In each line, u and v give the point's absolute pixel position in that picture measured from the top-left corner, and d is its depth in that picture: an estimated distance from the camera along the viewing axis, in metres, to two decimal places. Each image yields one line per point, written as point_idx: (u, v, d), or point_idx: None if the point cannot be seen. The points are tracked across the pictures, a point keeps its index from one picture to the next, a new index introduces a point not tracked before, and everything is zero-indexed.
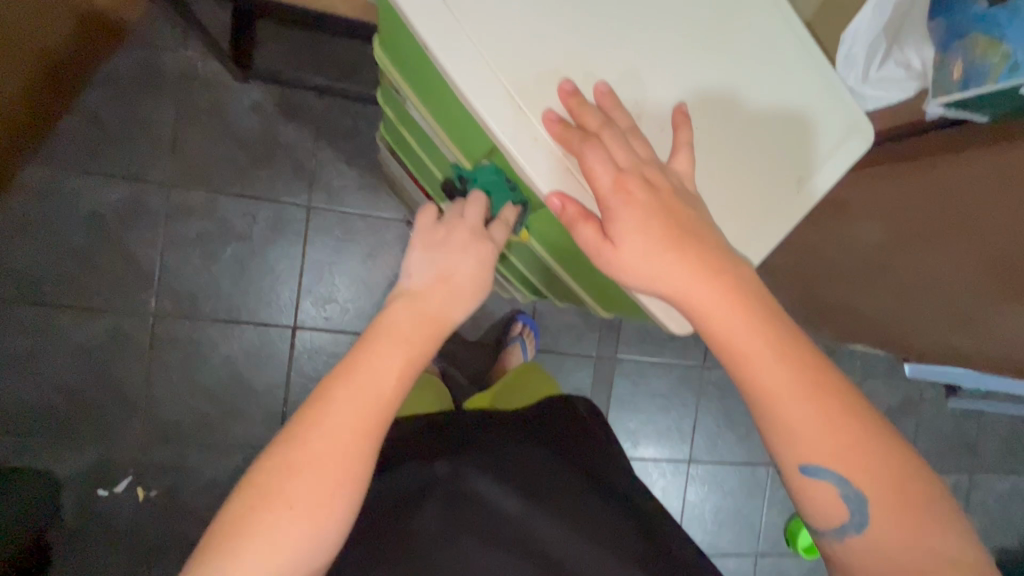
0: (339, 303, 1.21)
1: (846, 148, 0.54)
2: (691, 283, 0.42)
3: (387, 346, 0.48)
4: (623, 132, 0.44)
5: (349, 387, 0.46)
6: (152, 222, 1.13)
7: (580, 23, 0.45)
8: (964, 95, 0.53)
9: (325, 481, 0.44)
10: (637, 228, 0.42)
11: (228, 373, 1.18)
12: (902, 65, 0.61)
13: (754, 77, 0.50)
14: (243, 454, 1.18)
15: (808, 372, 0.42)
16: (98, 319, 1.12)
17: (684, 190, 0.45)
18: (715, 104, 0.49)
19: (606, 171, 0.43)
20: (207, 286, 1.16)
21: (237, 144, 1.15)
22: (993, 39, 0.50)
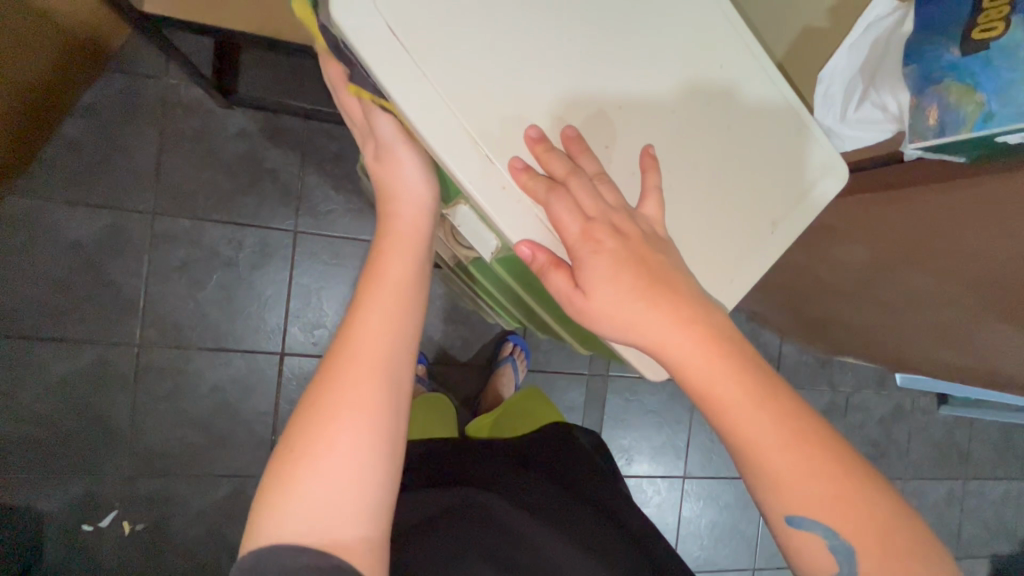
0: (327, 327, 1.20)
1: (820, 189, 0.54)
2: (667, 332, 0.42)
3: (400, 253, 0.52)
4: (590, 178, 0.44)
5: (375, 297, 0.49)
6: (136, 250, 1.12)
7: (545, 68, 0.44)
8: (939, 140, 0.53)
9: (359, 391, 0.45)
10: (606, 276, 0.43)
11: (215, 401, 1.16)
12: (878, 106, 0.61)
13: (722, 115, 0.50)
14: (232, 483, 1.16)
15: (791, 420, 0.42)
16: (81, 350, 1.10)
17: (655, 236, 0.45)
18: (681, 144, 0.49)
19: (574, 220, 0.43)
20: (192, 313, 1.14)
21: (222, 170, 1.14)
22: (967, 87, 0.50)
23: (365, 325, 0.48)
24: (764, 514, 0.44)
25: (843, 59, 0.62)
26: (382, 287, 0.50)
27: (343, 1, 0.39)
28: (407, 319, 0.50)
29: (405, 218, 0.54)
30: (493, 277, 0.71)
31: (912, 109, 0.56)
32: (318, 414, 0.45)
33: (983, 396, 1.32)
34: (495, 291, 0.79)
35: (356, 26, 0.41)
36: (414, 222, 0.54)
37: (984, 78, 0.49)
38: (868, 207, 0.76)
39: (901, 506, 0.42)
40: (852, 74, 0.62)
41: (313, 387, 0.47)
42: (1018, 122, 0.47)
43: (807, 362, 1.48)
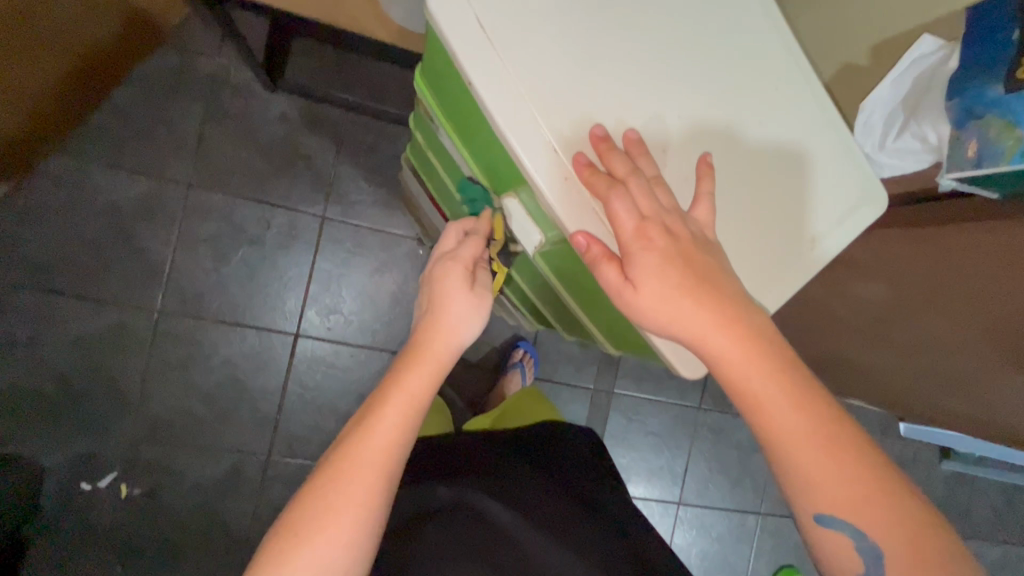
0: (343, 314, 1.22)
1: (859, 213, 0.56)
2: (706, 328, 0.43)
3: (427, 374, 0.54)
4: (648, 180, 0.45)
5: (393, 410, 0.52)
6: (168, 220, 1.15)
7: (618, 72, 0.47)
8: (975, 172, 0.53)
9: (355, 505, 0.49)
10: (655, 272, 0.43)
11: (226, 375, 1.18)
12: (918, 138, 0.63)
13: (773, 135, 0.53)
14: (232, 458, 1.17)
15: (819, 416, 0.43)
16: (102, 311, 1.13)
17: (704, 239, 0.46)
18: (734, 158, 0.51)
19: (630, 219, 0.44)
20: (215, 287, 1.17)
21: (259, 151, 1.18)
22: (1008, 123, 0.50)
23: (381, 432, 0.51)
24: (792, 509, 0.45)
25: (886, 93, 0.64)
26: (404, 403, 0.52)
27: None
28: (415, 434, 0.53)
29: (440, 345, 0.55)
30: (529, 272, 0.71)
31: (953, 141, 0.57)
32: (328, 504, 0.49)
33: (987, 451, 1.31)
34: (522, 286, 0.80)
35: (448, 19, 0.44)
36: (446, 353, 0.55)
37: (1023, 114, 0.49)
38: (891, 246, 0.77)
39: (927, 514, 0.43)
40: (893, 108, 0.65)
41: (325, 472, 0.50)
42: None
43: None
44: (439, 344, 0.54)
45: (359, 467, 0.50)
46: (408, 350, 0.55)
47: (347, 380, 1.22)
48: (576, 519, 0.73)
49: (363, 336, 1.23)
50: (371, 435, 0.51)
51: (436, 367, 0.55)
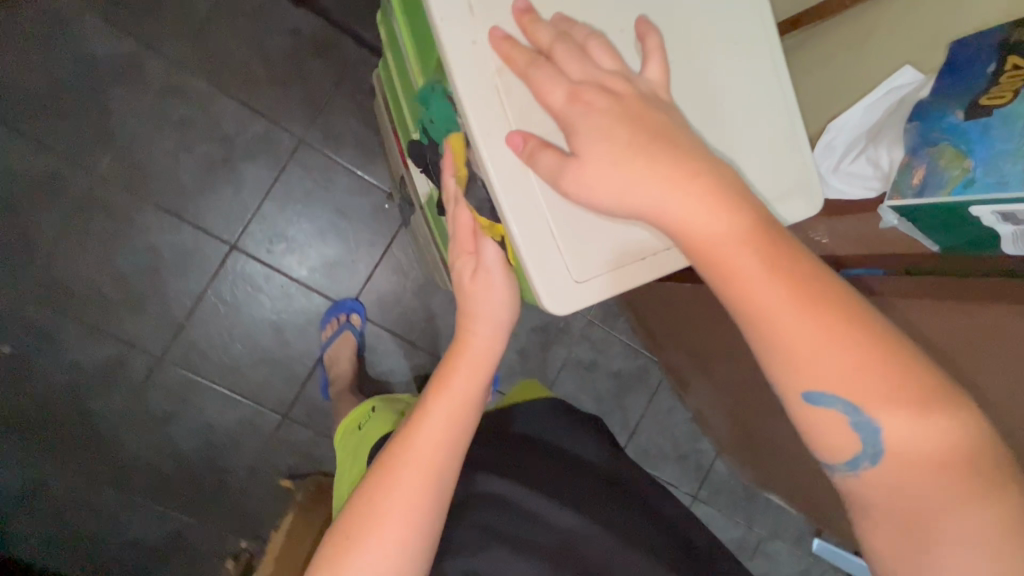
0: (288, 242, 1.17)
1: (784, 206, 0.45)
2: (667, 200, 0.36)
3: (468, 372, 0.54)
4: (580, 43, 0.39)
5: (437, 409, 0.53)
6: (143, 89, 1.10)
7: None
8: (918, 200, 0.52)
9: (405, 505, 0.49)
10: (604, 135, 0.36)
11: (145, 263, 1.11)
12: (871, 162, 0.60)
13: (745, 83, 0.44)
14: (120, 348, 1.11)
15: (811, 294, 0.37)
16: (40, 156, 1.07)
17: (655, 99, 0.39)
18: (689, 49, 0.43)
19: (559, 88, 0.37)
20: (166, 171, 1.11)
21: (259, 55, 1.14)
22: (958, 151, 0.49)
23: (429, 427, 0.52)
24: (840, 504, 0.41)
25: (854, 115, 0.61)
26: (450, 398, 0.53)
27: None
28: (466, 424, 0.54)
29: (479, 340, 0.54)
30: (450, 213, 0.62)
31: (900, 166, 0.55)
32: (377, 501, 0.49)
33: None
34: (438, 235, 0.70)
35: None
36: (487, 349, 0.55)
37: (978, 144, 0.48)
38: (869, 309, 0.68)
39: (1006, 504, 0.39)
40: (857, 133, 0.61)
41: (376, 475, 0.51)
42: (1001, 193, 0.46)
43: (731, 485, 1.48)
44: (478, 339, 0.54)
45: (407, 468, 0.50)
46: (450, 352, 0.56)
47: (268, 308, 1.17)
48: (563, 480, 0.67)
49: (300, 270, 1.18)
50: (417, 432, 0.52)
51: (479, 363, 0.55)
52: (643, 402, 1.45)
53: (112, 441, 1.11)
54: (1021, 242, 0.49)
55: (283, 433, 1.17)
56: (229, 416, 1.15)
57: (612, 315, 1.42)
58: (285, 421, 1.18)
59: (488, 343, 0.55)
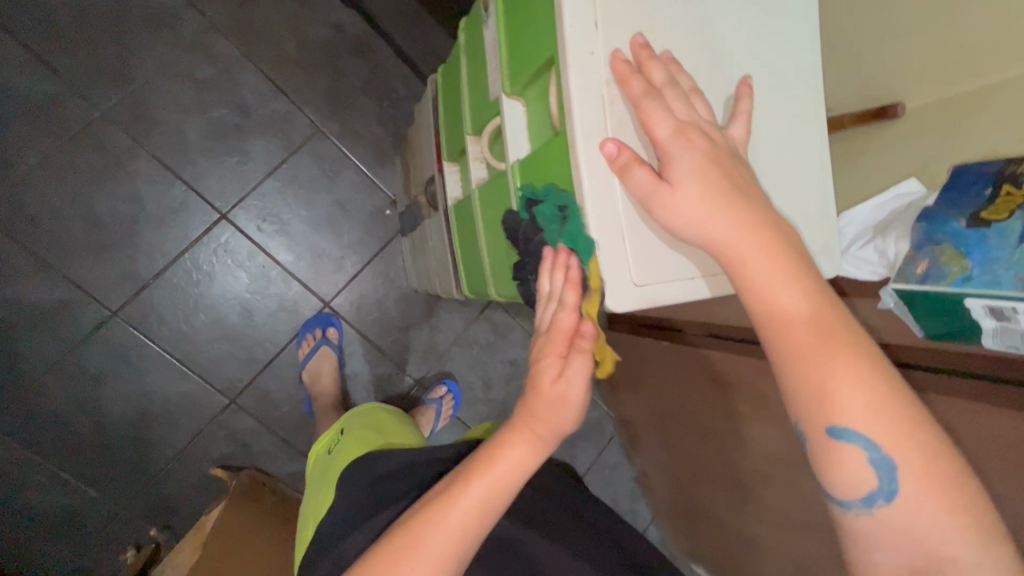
0: (280, 222, 1.14)
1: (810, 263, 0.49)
2: (733, 232, 0.40)
3: (521, 450, 0.49)
4: (686, 93, 0.42)
5: (478, 488, 0.48)
6: (173, 41, 1.09)
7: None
8: (913, 289, 0.44)
9: (426, 569, 0.46)
10: (695, 169, 0.40)
11: (125, 211, 1.06)
12: (877, 249, 0.52)
13: (799, 151, 0.49)
14: (72, 293, 1.03)
15: (855, 342, 0.39)
16: (44, 79, 1.02)
17: (737, 157, 0.43)
18: (765, 112, 0.48)
19: (667, 123, 0.40)
20: (173, 124, 1.08)
21: (297, 39, 1.16)
22: (959, 251, 0.43)
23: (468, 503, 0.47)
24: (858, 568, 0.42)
25: (864, 211, 0.59)
26: (496, 479, 0.48)
27: None
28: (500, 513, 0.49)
29: (533, 437, 0.49)
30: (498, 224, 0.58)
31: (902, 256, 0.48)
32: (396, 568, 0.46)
33: None
34: (458, 230, 0.71)
35: None
36: (549, 437, 0.50)
37: (977, 246, 0.42)
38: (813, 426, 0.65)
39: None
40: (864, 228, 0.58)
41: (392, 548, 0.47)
42: (993, 291, 0.39)
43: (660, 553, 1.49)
44: (540, 425, 0.49)
45: (437, 535, 0.46)
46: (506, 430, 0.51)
47: (243, 285, 1.12)
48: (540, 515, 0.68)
49: (286, 254, 1.15)
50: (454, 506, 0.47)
51: (525, 458, 0.49)
52: (591, 453, 1.46)
53: (31, 389, 1.01)
54: (1003, 339, 0.40)
55: (225, 418, 1.10)
56: (172, 389, 1.07)
57: None
58: (230, 406, 1.10)
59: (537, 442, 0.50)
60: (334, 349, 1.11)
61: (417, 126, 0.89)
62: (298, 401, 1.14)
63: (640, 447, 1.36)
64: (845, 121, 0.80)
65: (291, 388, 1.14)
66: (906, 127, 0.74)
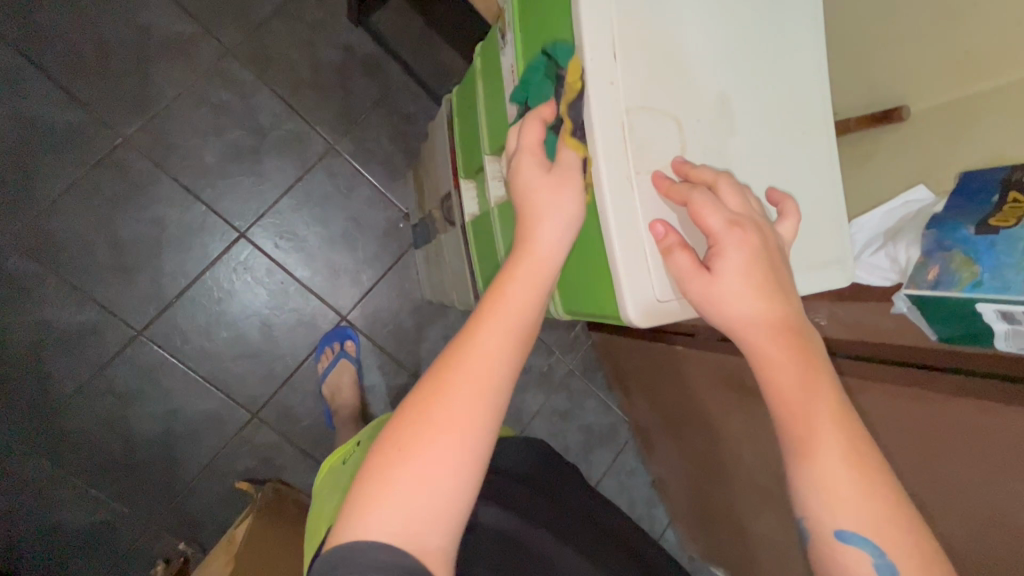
0: (297, 239, 1.17)
1: (838, 274, 0.48)
2: (774, 338, 0.38)
3: (525, 279, 0.40)
4: (738, 187, 0.40)
5: (494, 322, 0.39)
6: (191, 67, 1.12)
7: (700, 28, 0.43)
8: (927, 293, 0.46)
9: (461, 417, 0.37)
10: (746, 266, 0.38)
11: (148, 233, 1.09)
12: (890, 257, 0.56)
13: (828, 158, 0.48)
14: (99, 314, 1.06)
15: (811, 354, 0.39)
16: (69, 108, 1.06)
17: (785, 255, 0.41)
18: (796, 132, 0.46)
19: (720, 214, 0.38)
20: (192, 148, 1.12)
21: (310, 61, 1.19)
22: (968, 257, 0.45)
23: (480, 349, 0.38)
24: None
25: (873, 219, 0.60)
26: (508, 311, 0.39)
27: None
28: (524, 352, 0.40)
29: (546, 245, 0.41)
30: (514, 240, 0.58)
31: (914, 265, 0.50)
32: (406, 448, 0.36)
33: None
34: (478, 244, 0.71)
35: None
36: (551, 252, 0.41)
37: (986, 252, 0.44)
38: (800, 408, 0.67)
39: None
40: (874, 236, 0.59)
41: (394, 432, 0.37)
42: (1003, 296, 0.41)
43: (678, 556, 1.50)
44: (540, 242, 0.41)
45: (463, 378, 0.38)
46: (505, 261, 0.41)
47: (262, 302, 1.15)
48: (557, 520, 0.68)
49: (303, 270, 1.17)
50: (461, 360, 0.38)
51: (544, 268, 0.41)
52: (608, 458, 1.47)
53: (61, 409, 1.04)
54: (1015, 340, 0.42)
55: (247, 432, 1.12)
56: (196, 405, 1.10)
57: (592, 368, 1.47)
58: (253, 420, 1.13)
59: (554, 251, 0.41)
60: (352, 362, 1.13)
61: (433, 141, 0.90)
62: (319, 414, 1.16)
63: (656, 450, 1.37)
64: (851, 125, 0.81)
65: (311, 401, 1.16)
66: (912, 129, 0.76)
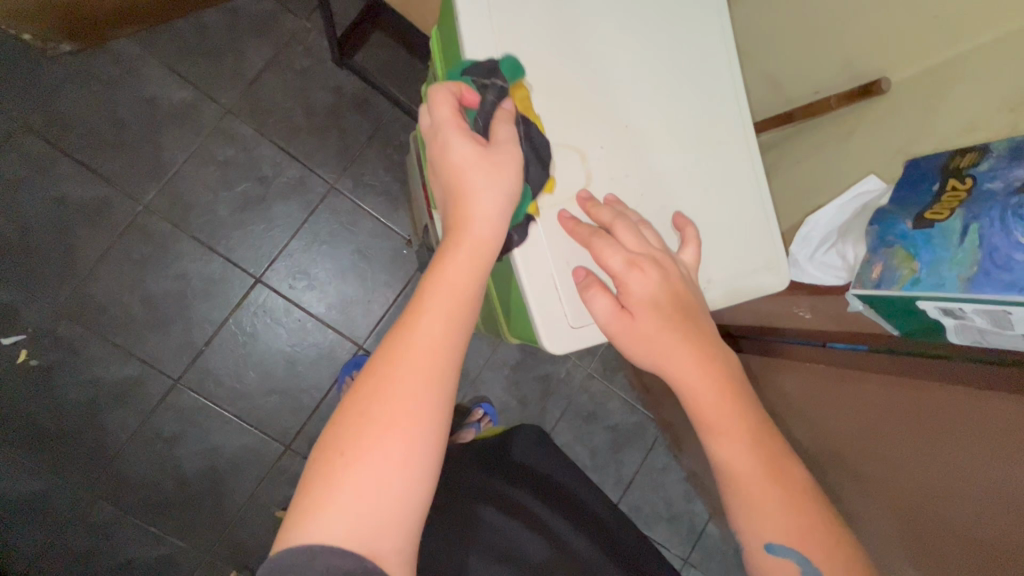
0: (310, 278, 1.24)
1: (761, 279, 0.61)
2: (686, 363, 0.50)
3: (466, 254, 0.48)
4: (635, 225, 0.54)
5: (458, 235, 0.49)
6: (196, 131, 1.21)
7: (593, 114, 0.58)
8: (873, 293, 0.53)
9: (438, 312, 0.47)
10: (648, 294, 0.50)
11: (175, 288, 1.18)
12: (839, 254, 0.63)
13: (729, 185, 0.61)
14: (141, 367, 1.16)
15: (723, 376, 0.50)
16: (95, 184, 1.16)
17: (687, 274, 0.54)
18: (695, 168, 0.60)
19: (618, 255, 0.51)
20: (205, 205, 1.20)
21: (303, 107, 1.25)
22: (909, 254, 0.50)
23: (424, 329, 0.46)
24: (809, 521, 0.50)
25: (828, 213, 0.63)
26: (446, 292, 0.47)
27: (469, 45, 0.55)
28: (466, 327, 0.48)
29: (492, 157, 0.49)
30: (498, 275, 0.69)
31: (864, 263, 0.56)
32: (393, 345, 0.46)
33: None
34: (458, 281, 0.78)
35: (473, 61, 0.55)
36: (485, 233, 0.49)
37: (925, 246, 0.49)
38: (787, 405, 0.79)
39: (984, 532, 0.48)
40: (829, 232, 0.64)
41: (344, 418, 0.44)
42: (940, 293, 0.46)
43: (723, 551, 1.47)
44: (477, 225, 0.49)
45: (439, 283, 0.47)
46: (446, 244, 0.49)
47: (283, 340, 1.22)
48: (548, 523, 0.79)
49: (319, 306, 1.24)
50: (408, 338, 0.46)
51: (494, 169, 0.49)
52: (638, 458, 1.46)
53: (117, 456, 1.15)
54: (964, 335, 0.48)
55: (284, 463, 1.20)
56: (235, 442, 1.19)
57: (612, 368, 1.46)
58: (287, 451, 1.20)
59: (495, 199, 0.49)
60: None
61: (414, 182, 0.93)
62: None
63: (685, 446, 1.35)
64: (830, 103, 0.78)
65: None
66: (894, 102, 0.72)
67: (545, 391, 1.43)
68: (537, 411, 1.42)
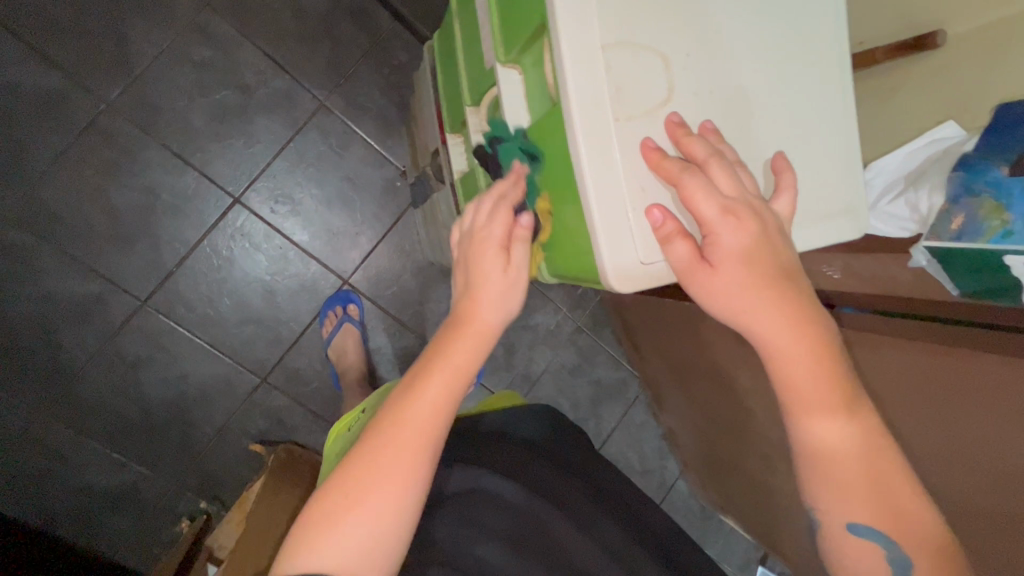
0: (294, 204, 1.14)
1: (835, 225, 0.53)
2: (778, 324, 0.45)
3: (464, 345, 0.48)
4: (731, 163, 0.45)
5: (438, 372, 0.47)
6: (168, 23, 1.06)
7: (687, 15, 0.47)
8: (953, 245, 0.51)
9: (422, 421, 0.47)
10: (739, 254, 0.44)
11: (142, 201, 1.07)
12: (909, 204, 0.59)
13: (816, 111, 0.51)
14: (102, 285, 1.07)
15: (819, 344, 0.45)
16: (49, 73, 1.02)
17: (783, 229, 0.46)
18: (786, 93, 0.50)
19: (714, 201, 0.43)
20: (178, 110, 1.08)
21: (292, 10, 1.12)
22: (999, 204, 0.48)
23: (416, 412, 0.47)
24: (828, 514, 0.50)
25: (896, 160, 0.64)
26: (432, 402, 0.47)
27: None
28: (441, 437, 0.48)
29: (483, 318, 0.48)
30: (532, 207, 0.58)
31: (938, 214, 0.54)
32: (392, 436, 0.46)
33: None
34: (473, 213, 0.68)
35: None
36: (488, 330, 0.49)
37: (1018, 198, 0.47)
38: None
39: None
40: (896, 177, 0.64)
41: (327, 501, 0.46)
42: None
43: (689, 505, 1.51)
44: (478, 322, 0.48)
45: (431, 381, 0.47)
46: (429, 352, 0.49)
47: (263, 268, 1.14)
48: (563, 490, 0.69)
49: (302, 235, 1.15)
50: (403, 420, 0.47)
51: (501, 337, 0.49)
52: (618, 413, 1.47)
53: (76, 377, 1.07)
54: None
55: (259, 396, 1.14)
56: (207, 370, 1.12)
57: (601, 324, 1.45)
58: (263, 384, 1.14)
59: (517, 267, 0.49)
60: (356, 325, 1.12)
61: (424, 107, 0.84)
62: (327, 376, 1.17)
63: (666, 405, 1.36)
64: (875, 55, 0.72)
65: (318, 365, 1.17)
66: (947, 58, 0.66)
67: (532, 340, 1.40)
68: (524, 360, 1.40)
